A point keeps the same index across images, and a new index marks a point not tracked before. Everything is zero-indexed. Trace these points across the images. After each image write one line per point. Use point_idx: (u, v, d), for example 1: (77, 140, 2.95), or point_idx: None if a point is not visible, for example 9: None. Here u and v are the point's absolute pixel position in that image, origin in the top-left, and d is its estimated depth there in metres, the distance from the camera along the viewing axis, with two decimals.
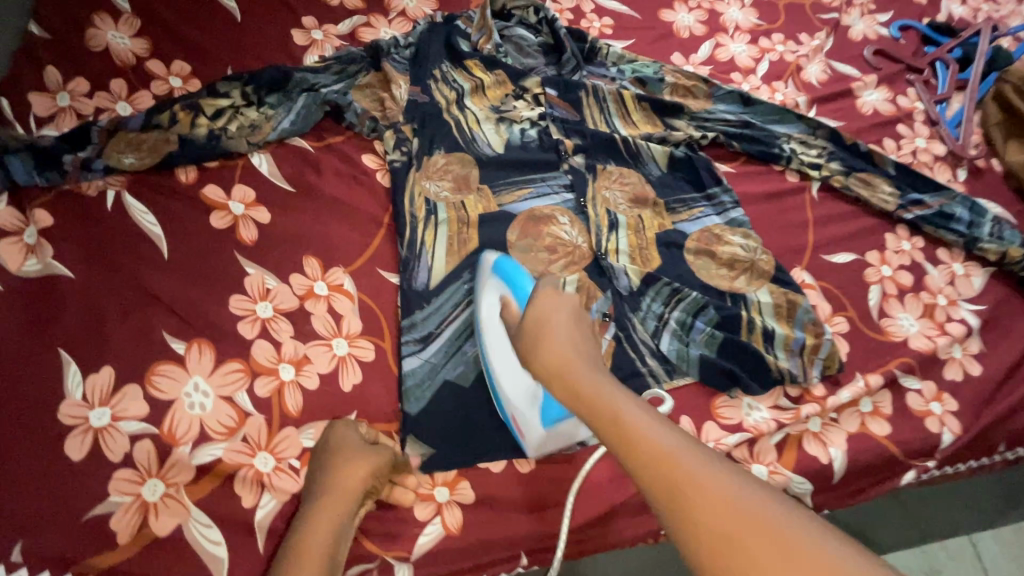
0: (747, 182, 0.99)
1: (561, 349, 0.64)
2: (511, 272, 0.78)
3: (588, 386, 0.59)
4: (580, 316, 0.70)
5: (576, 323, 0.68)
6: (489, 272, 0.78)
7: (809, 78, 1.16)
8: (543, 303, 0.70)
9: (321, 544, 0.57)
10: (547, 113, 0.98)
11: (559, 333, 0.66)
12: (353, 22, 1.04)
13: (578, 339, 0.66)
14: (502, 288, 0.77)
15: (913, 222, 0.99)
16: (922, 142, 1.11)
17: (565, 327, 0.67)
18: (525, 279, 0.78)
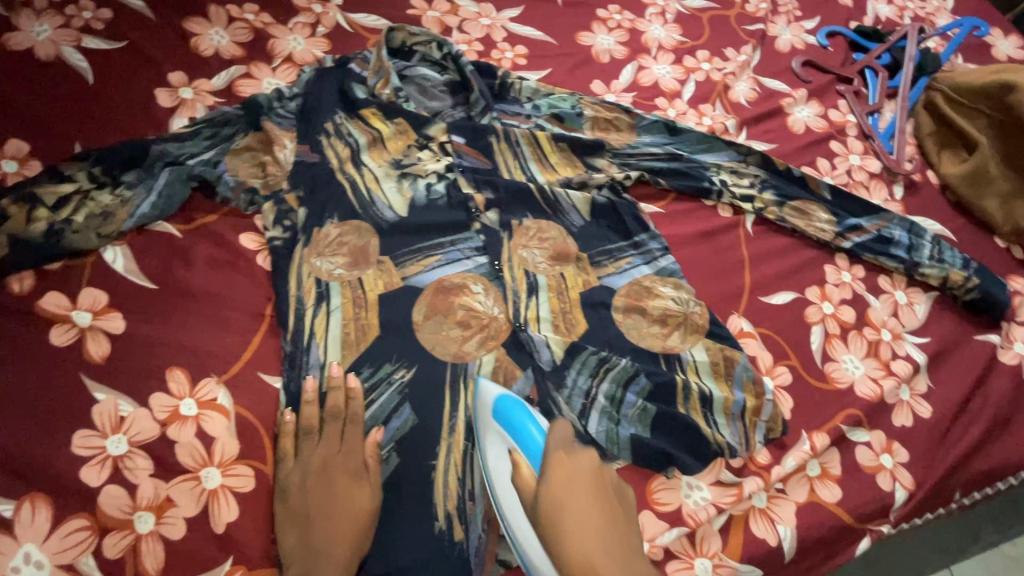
0: (677, 222, 0.92)
1: (585, 521, 0.60)
2: (517, 425, 0.67)
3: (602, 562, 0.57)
4: (602, 478, 0.64)
5: (601, 495, 0.63)
6: (489, 416, 0.68)
7: (737, 98, 1.10)
8: (557, 474, 0.64)
9: (343, 555, 0.60)
10: (455, 164, 0.90)
11: (589, 530, 0.60)
12: (230, 74, 0.92)
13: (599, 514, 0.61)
14: (507, 439, 0.67)
15: (852, 251, 0.94)
16: (857, 159, 1.06)
17: (587, 496, 0.62)
18: (532, 427, 0.68)
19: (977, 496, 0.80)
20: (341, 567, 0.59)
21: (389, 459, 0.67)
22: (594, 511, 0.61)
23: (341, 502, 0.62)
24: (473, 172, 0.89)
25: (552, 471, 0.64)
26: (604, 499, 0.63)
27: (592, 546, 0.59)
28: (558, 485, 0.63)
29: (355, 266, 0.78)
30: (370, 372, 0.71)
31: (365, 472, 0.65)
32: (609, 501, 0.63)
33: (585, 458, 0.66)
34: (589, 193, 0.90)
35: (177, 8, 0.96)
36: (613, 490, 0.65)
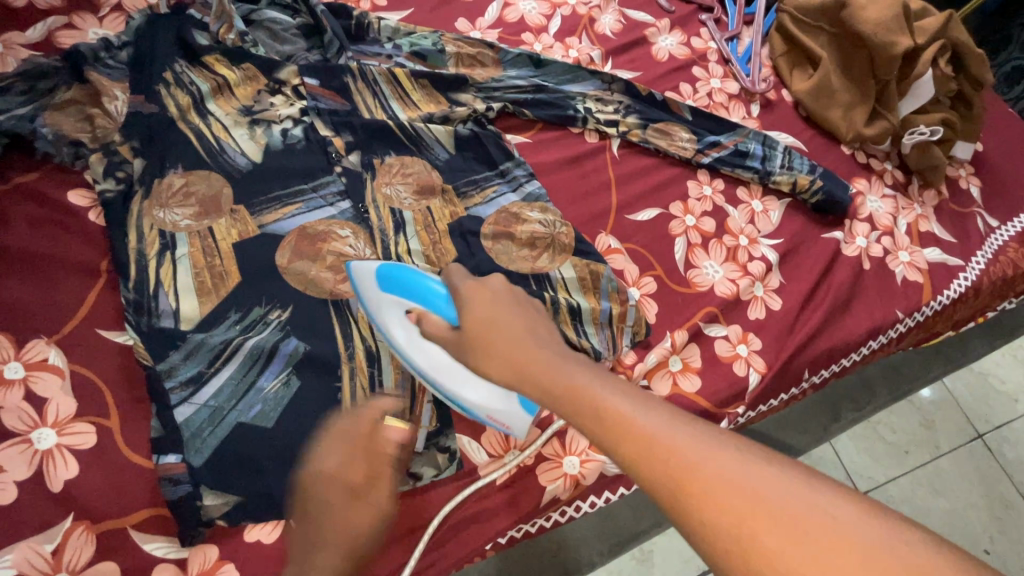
0: (546, 151, 0.94)
1: (504, 327, 0.56)
2: (393, 279, 0.67)
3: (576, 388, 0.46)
4: (514, 295, 0.61)
5: (523, 306, 0.60)
6: (374, 283, 0.68)
7: (602, 30, 1.12)
8: (470, 295, 0.61)
9: (279, 486, 0.61)
10: (312, 107, 0.86)
11: (508, 333, 0.54)
12: (47, 25, 0.84)
13: (529, 321, 0.57)
14: (403, 302, 0.66)
15: (712, 165, 0.99)
16: (717, 83, 1.11)
17: (499, 309, 0.58)
18: (426, 281, 0.66)
19: (825, 374, 0.88)
20: (277, 495, 0.60)
21: (268, 389, 0.65)
22: (523, 329, 0.55)
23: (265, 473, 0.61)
24: (330, 113, 0.86)
25: (461, 295, 0.61)
26: (522, 310, 0.59)
27: (527, 345, 0.53)
28: (469, 310, 0.59)
29: (204, 214, 0.74)
30: (240, 316, 0.69)
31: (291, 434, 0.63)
32: (527, 317, 0.58)
33: (495, 281, 0.63)
34: (451, 128, 0.90)
35: None
36: (529, 303, 0.61)
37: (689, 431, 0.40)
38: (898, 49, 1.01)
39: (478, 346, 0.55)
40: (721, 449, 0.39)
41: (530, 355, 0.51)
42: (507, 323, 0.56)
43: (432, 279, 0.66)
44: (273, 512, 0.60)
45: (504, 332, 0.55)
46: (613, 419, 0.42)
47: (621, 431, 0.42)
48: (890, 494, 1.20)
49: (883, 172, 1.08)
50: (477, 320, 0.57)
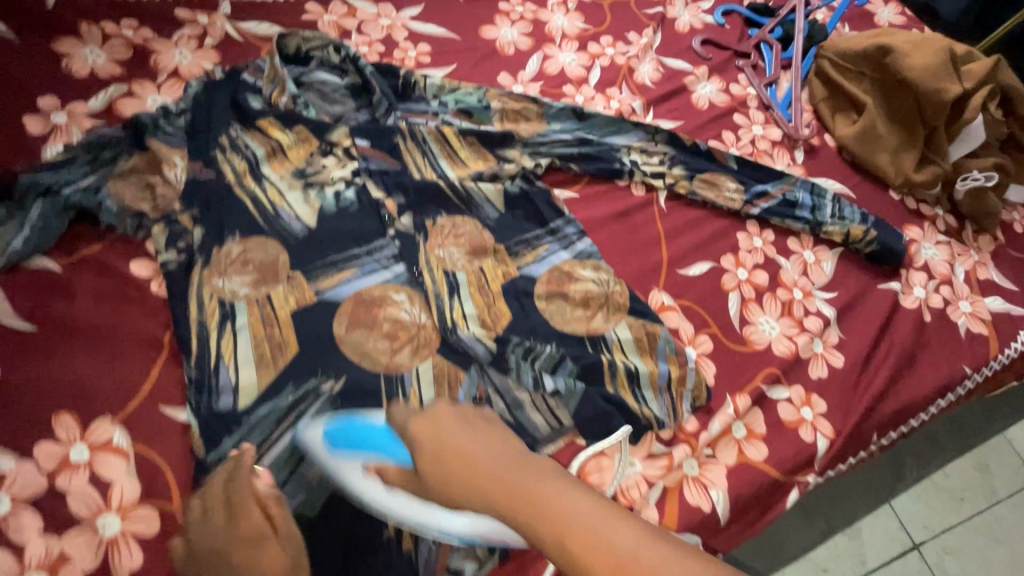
0: (593, 206, 0.93)
1: (463, 454, 0.54)
2: (344, 432, 0.63)
3: (540, 500, 0.49)
4: (468, 420, 0.58)
5: (489, 433, 0.57)
6: (326, 444, 0.63)
7: (642, 79, 1.13)
8: (419, 431, 0.58)
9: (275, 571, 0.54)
10: (363, 168, 0.87)
11: (463, 456, 0.54)
12: (108, 93, 0.86)
13: (482, 446, 0.55)
14: (359, 458, 0.61)
15: (761, 216, 0.98)
16: (760, 129, 1.10)
17: (466, 445, 0.55)
18: (372, 426, 0.63)
19: (893, 435, 0.85)
20: None
21: (311, 474, 0.64)
22: (479, 450, 0.54)
23: (250, 575, 0.53)
24: (381, 174, 0.87)
25: (415, 435, 0.58)
26: (472, 428, 0.58)
27: (476, 468, 0.53)
28: (432, 456, 0.55)
29: (262, 281, 0.74)
30: (295, 387, 0.68)
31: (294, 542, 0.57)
32: (497, 446, 0.55)
33: (438, 410, 0.60)
34: (499, 185, 0.90)
35: (46, 28, 0.91)
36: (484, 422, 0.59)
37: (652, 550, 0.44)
38: (949, 96, 1.00)
39: (457, 481, 0.53)
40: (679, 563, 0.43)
41: (535, 503, 0.49)
42: (476, 457, 0.54)
43: (379, 422, 0.63)
44: None
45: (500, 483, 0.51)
46: (580, 542, 0.45)
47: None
48: (948, 546, 1.10)
49: (935, 217, 1.06)
50: (459, 460, 0.54)
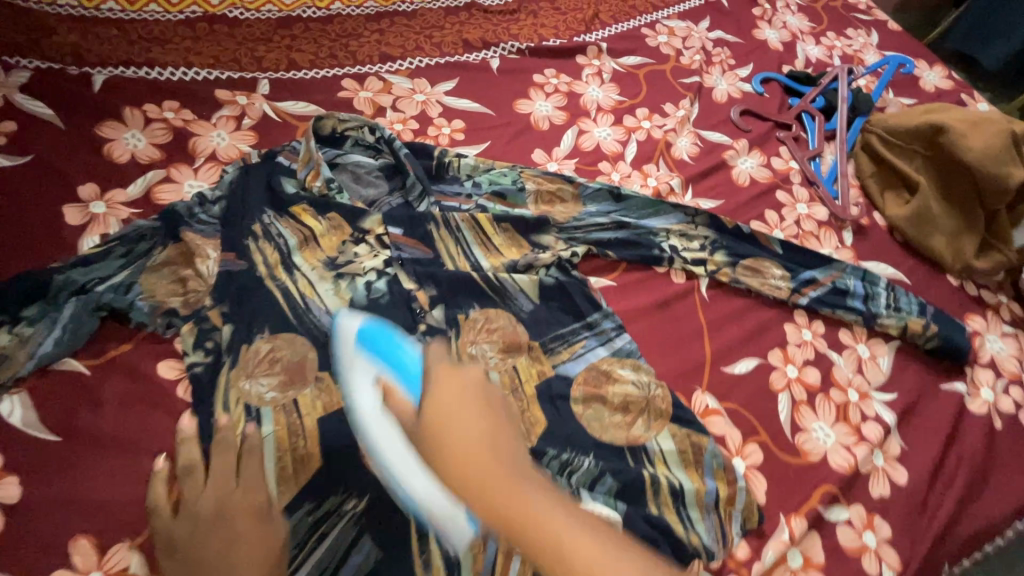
0: (631, 295, 0.89)
1: (467, 420, 0.73)
2: (372, 335, 0.77)
3: (538, 513, 0.68)
4: (485, 392, 0.75)
5: (492, 411, 0.74)
6: (353, 343, 0.76)
7: (680, 154, 1.10)
8: (439, 382, 0.75)
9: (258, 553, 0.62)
10: (395, 257, 0.85)
11: (461, 428, 0.72)
12: (146, 180, 0.87)
13: (482, 419, 0.73)
14: (376, 369, 0.74)
15: (810, 306, 0.92)
16: (804, 207, 1.06)
17: (464, 408, 0.73)
18: (406, 352, 0.77)
19: (969, 562, 0.76)
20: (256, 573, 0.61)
21: None
22: (489, 452, 0.71)
23: (236, 545, 0.62)
24: (414, 263, 0.85)
25: (435, 387, 0.75)
26: (481, 409, 0.74)
27: (471, 431, 0.72)
28: (437, 421, 0.72)
29: (290, 380, 0.72)
30: (315, 506, 0.65)
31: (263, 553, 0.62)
32: (494, 423, 0.73)
33: (471, 372, 0.77)
34: (533, 276, 0.87)
35: (90, 113, 0.93)
36: (495, 398, 0.76)
37: (583, 531, 0.68)
38: (1012, 182, 0.95)
39: (446, 438, 0.71)
40: (601, 547, 0.67)
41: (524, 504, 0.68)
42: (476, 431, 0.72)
43: (411, 347, 0.78)
44: None
45: (478, 459, 0.70)
46: (529, 518, 0.68)
47: (547, 553, 0.66)
48: None
49: (999, 305, 0.99)
50: (443, 430, 0.72)
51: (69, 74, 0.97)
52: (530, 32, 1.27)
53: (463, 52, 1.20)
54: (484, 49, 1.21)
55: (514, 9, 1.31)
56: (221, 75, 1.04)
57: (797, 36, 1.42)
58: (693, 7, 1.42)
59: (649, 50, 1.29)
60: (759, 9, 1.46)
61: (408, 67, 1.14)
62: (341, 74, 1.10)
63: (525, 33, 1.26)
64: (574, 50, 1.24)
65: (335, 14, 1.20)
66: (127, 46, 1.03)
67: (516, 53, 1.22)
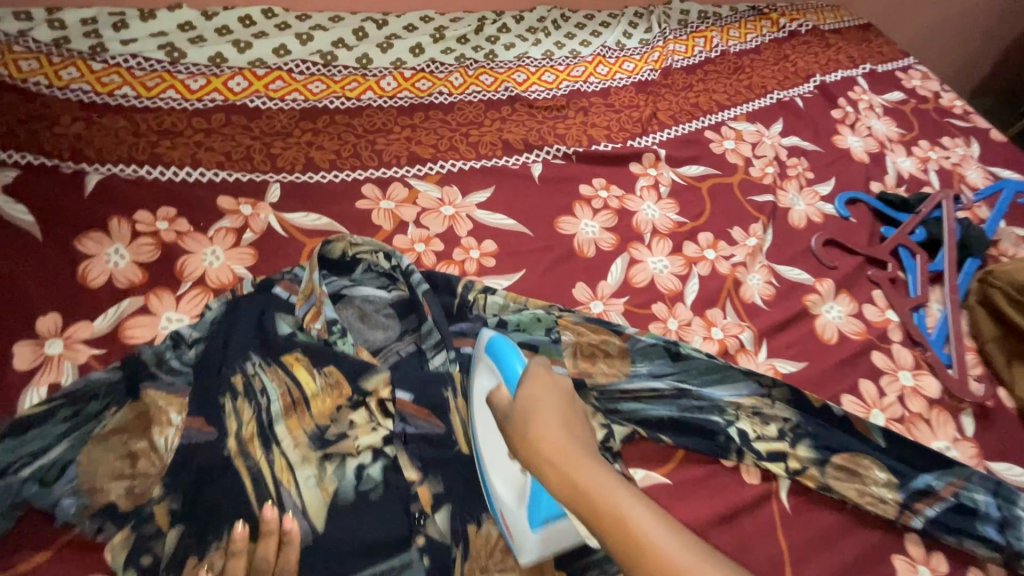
0: (691, 500, 0.71)
1: (549, 412, 0.60)
2: (501, 351, 0.71)
3: (602, 500, 0.51)
4: (572, 401, 0.63)
5: (576, 420, 0.61)
6: (484, 349, 0.73)
7: (750, 297, 0.92)
8: (535, 383, 0.63)
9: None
10: (399, 431, 0.69)
11: (540, 407, 0.61)
12: (118, 311, 0.75)
13: (569, 423, 0.60)
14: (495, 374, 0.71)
15: (925, 530, 0.71)
16: (909, 378, 0.85)
17: (557, 407, 0.61)
18: (515, 359, 0.70)
19: None
20: None
21: None
22: (567, 438, 0.58)
23: None
24: (421, 442, 0.69)
25: (529, 385, 0.63)
26: (574, 409, 0.63)
27: (557, 444, 0.57)
28: (532, 404, 0.61)
29: None
30: None
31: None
32: (582, 436, 0.59)
33: (562, 380, 0.65)
34: None
35: (73, 222, 0.81)
36: (584, 414, 0.63)
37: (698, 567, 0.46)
38: None
39: (530, 424, 0.59)
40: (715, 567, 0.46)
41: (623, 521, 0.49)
42: (559, 431, 0.58)
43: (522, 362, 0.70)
44: None
45: (564, 453, 0.56)
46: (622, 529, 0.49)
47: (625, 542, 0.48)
48: None
49: None
50: (540, 438, 0.57)
51: (62, 172, 0.87)
52: (578, 132, 1.13)
53: (502, 155, 1.06)
54: (525, 152, 1.08)
55: (562, 104, 1.18)
56: (228, 176, 0.93)
57: (884, 145, 1.24)
58: (763, 107, 1.27)
59: (714, 157, 1.13)
60: (839, 111, 1.29)
61: (438, 171, 1.02)
62: (362, 178, 0.98)
63: (573, 134, 1.12)
64: (627, 156, 1.09)
65: (365, 105, 1.10)
66: (133, 139, 0.93)
67: (562, 158, 1.08)
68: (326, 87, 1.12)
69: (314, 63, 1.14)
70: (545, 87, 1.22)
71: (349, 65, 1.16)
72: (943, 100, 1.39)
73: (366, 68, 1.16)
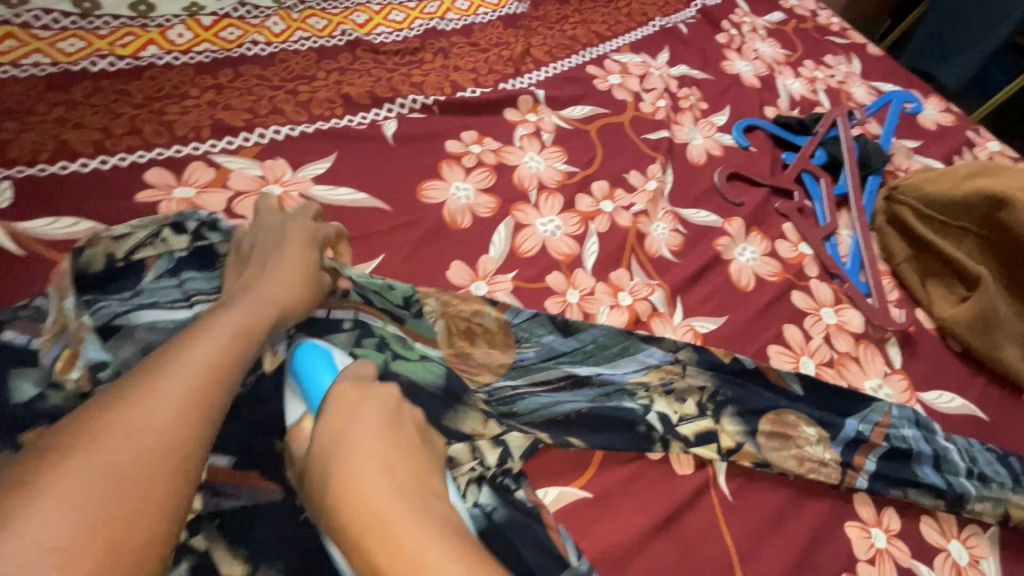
0: (618, 513, 0.57)
1: (362, 443, 0.43)
2: (308, 365, 0.54)
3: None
4: (400, 418, 0.47)
5: (405, 445, 0.45)
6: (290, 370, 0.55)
7: (657, 249, 0.79)
8: (342, 406, 0.46)
9: (221, 349, 0.43)
10: (210, 510, 0.50)
11: (359, 440, 0.43)
12: None
13: (389, 445, 0.44)
14: (302, 401, 0.53)
15: (870, 488, 0.62)
16: (832, 315, 0.77)
17: (381, 430, 0.44)
18: (324, 376, 0.53)
19: None
20: (223, 353, 0.43)
21: None
22: (400, 504, 0.40)
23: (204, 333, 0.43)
24: (248, 516, 0.50)
25: (331, 409, 0.45)
26: (401, 435, 0.45)
27: (386, 503, 0.40)
28: (341, 427, 0.44)
29: None
30: None
31: (190, 377, 0.39)
32: (413, 477, 0.43)
33: (385, 393, 0.48)
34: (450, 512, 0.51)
35: None
36: (416, 425, 0.48)
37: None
38: None
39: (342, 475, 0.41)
40: None
41: None
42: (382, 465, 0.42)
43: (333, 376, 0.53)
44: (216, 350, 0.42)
45: (380, 517, 0.39)
46: None
47: None
48: None
49: None
50: (357, 497, 0.40)
51: None
52: (439, 79, 0.93)
53: (343, 114, 0.84)
54: (373, 108, 0.86)
55: (415, 46, 0.96)
56: None
57: (773, 68, 1.16)
58: (647, 35, 1.13)
59: (600, 95, 0.98)
60: (724, 35, 1.19)
61: (257, 141, 0.78)
62: (145, 160, 0.72)
63: (432, 81, 0.92)
64: (499, 103, 0.91)
65: (145, 64, 0.82)
66: None
67: (421, 111, 0.88)
68: (86, 45, 0.80)
69: (65, 14, 0.81)
70: (393, 28, 0.99)
71: (121, 13, 0.84)
72: (821, 19, 1.34)
73: (146, 16, 0.85)
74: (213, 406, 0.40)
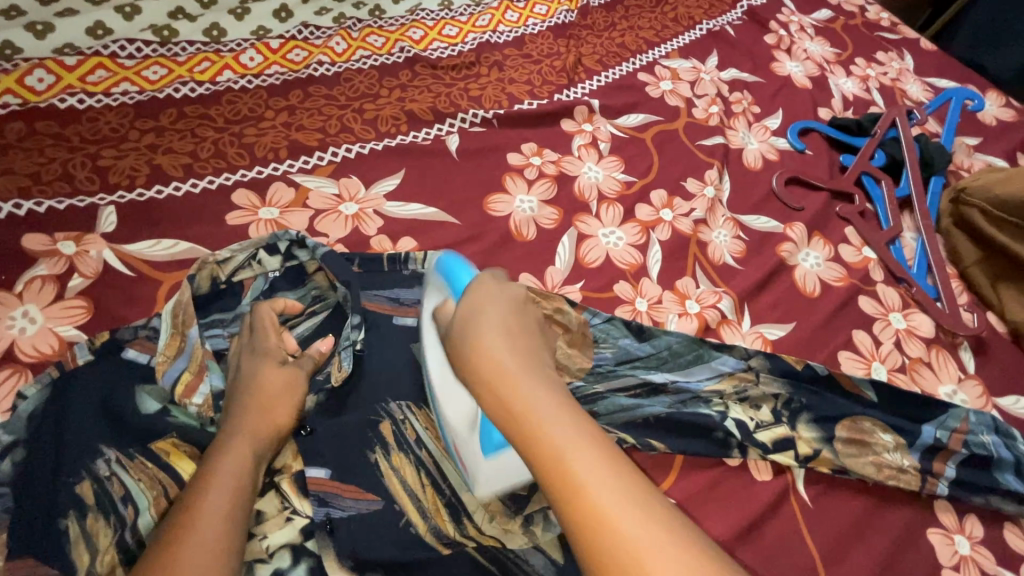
0: (702, 520, 0.59)
1: (488, 315, 0.51)
2: (449, 265, 0.64)
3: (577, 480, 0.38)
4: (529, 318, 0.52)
5: (528, 333, 0.50)
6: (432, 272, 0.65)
7: (720, 256, 0.80)
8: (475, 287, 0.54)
9: (237, 468, 0.48)
10: (321, 518, 0.53)
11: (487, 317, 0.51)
12: None
13: (524, 336, 0.50)
14: (443, 293, 0.62)
15: (950, 494, 0.63)
16: (900, 319, 0.77)
17: (505, 315, 0.50)
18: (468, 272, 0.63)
19: None
20: (237, 473, 0.48)
21: None
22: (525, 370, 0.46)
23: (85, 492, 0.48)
24: (354, 527, 0.53)
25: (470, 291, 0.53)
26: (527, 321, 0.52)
27: (533, 390, 0.44)
28: (470, 316, 0.50)
29: None
30: None
31: (220, 505, 0.46)
32: (539, 356, 0.49)
33: (526, 336, 0.50)
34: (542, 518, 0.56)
35: None
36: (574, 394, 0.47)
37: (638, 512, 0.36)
38: None
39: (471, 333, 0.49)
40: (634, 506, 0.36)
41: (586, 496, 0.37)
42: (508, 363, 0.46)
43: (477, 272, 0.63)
44: (224, 472, 0.48)
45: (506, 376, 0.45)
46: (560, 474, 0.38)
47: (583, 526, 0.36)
48: None
49: None
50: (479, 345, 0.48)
51: None
52: (496, 92, 0.95)
53: (408, 130, 0.87)
54: (435, 122, 0.89)
55: (471, 60, 0.99)
56: (39, 204, 0.69)
57: (823, 68, 1.15)
58: (695, 40, 1.13)
59: (653, 102, 0.99)
60: (772, 36, 1.18)
61: (331, 160, 0.81)
62: (231, 183, 0.76)
63: (489, 94, 0.94)
64: (556, 114, 0.93)
65: (223, 89, 0.86)
66: None
67: (482, 124, 0.90)
68: (168, 72, 0.85)
69: (146, 42, 0.85)
70: (448, 43, 1.01)
71: (196, 39, 0.88)
72: (869, 14, 1.32)
73: (218, 41, 0.89)
74: (229, 528, 0.45)
